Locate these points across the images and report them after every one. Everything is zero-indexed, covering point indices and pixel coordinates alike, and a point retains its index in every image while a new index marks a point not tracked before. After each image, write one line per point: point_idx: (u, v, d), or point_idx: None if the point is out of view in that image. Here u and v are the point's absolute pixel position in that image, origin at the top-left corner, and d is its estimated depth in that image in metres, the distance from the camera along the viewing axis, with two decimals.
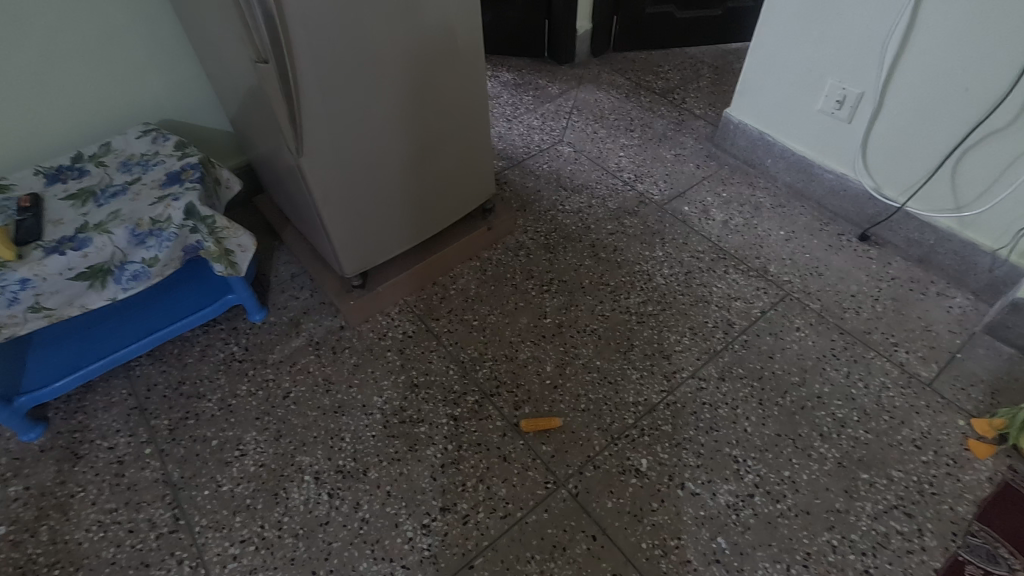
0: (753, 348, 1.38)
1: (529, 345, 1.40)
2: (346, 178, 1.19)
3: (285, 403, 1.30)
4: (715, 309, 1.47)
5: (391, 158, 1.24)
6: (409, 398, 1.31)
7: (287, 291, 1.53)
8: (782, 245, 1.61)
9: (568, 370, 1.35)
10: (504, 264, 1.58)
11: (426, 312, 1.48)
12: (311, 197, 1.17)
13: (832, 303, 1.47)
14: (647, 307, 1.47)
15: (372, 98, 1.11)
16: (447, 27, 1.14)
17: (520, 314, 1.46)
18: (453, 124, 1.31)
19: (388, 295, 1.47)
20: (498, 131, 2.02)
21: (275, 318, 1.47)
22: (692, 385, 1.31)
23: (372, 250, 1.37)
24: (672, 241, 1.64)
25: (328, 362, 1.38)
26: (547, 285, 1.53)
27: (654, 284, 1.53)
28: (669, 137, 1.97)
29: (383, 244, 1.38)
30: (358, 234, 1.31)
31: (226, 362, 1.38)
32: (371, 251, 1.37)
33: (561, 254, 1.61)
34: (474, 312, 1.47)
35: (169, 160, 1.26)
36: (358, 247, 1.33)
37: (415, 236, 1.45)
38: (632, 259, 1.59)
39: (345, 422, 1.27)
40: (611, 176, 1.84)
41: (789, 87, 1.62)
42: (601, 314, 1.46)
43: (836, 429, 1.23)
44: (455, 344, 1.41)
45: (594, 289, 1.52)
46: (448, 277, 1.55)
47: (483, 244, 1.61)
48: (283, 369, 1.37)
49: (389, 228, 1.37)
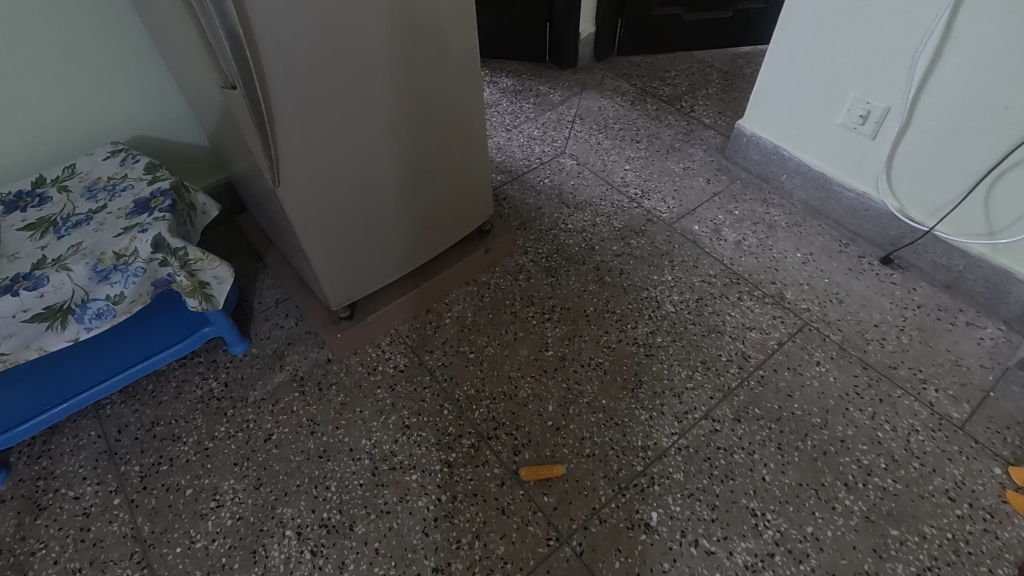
0: (770, 385, 1.29)
1: (529, 380, 1.30)
2: (331, 204, 1.09)
3: (266, 447, 1.21)
4: (729, 340, 1.37)
5: (381, 182, 1.14)
6: (400, 442, 1.21)
7: (271, 320, 1.43)
8: (799, 269, 1.51)
9: (571, 409, 1.25)
10: (503, 289, 1.48)
11: (419, 343, 1.38)
12: (292, 226, 1.07)
13: (854, 334, 1.37)
14: (656, 338, 1.37)
15: (360, 116, 1.01)
16: (440, 37, 1.03)
17: (520, 346, 1.36)
18: (450, 142, 1.21)
19: (378, 326, 1.37)
20: (496, 141, 1.91)
21: (258, 350, 1.37)
22: (705, 428, 1.22)
23: (361, 279, 1.27)
24: (682, 263, 1.54)
25: (313, 401, 1.28)
26: (549, 313, 1.43)
27: (663, 312, 1.43)
28: (677, 149, 1.87)
29: (373, 272, 1.28)
30: (346, 263, 1.21)
31: (204, 401, 1.28)
32: (361, 278, 1.27)
33: (564, 278, 1.51)
34: (471, 343, 1.37)
35: (137, 185, 1.16)
36: (345, 276, 1.23)
37: (407, 263, 1.35)
38: (639, 284, 1.49)
39: (331, 468, 1.18)
40: (616, 192, 1.73)
41: (808, 99, 1.52)
42: (606, 346, 1.36)
43: (861, 477, 1.14)
44: (450, 380, 1.31)
45: (600, 318, 1.42)
46: (442, 304, 1.45)
47: (479, 267, 1.50)
48: (265, 408, 1.27)
49: (380, 255, 1.27)
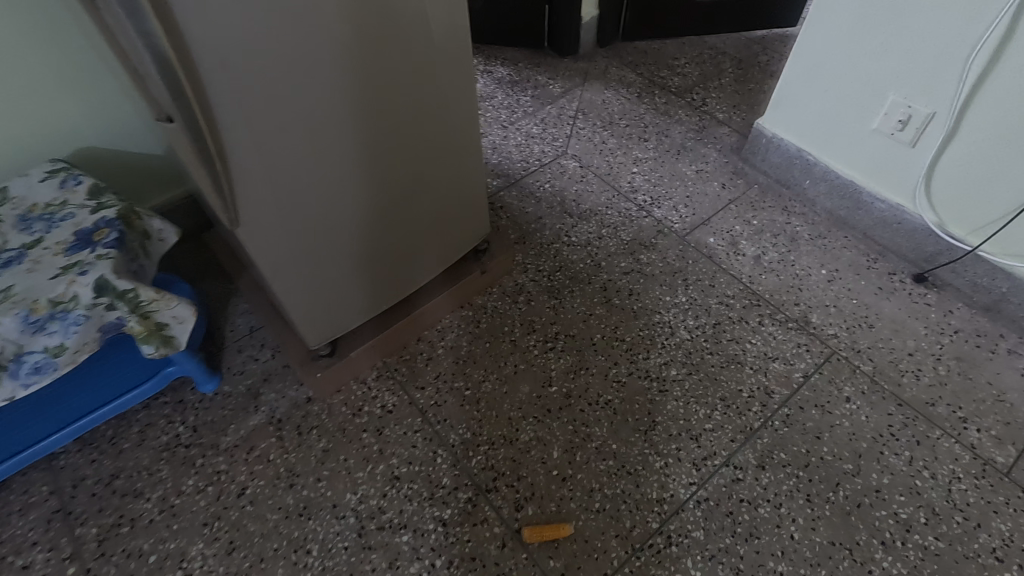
0: (797, 426, 1.17)
1: (531, 422, 1.18)
2: (300, 232, 0.93)
3: (240, 503, 1.09)
4: (750, 372, 1.25)
5: (359, 210, 0.99)
6: (388, 496, 1.09)
7: (244, 352, 1.29)
8: (824, 288, 1.38)
9: (578, 456, 1.13)
10: (502, 313, 1.35)
11: (409, 379, 1.25)
12: (257, 261, 0.92)
13: (886, 365, 1.25)
14: (670, 371, 1.25)
15: (330, 142, 0.85)
16: (426, 30, 0.84)
17: (520, 382, 1.23)
18: (439, 159, 1.05)
19: (362, 361, 1.23)
20: (492, 140, 1.75)
21: (230, 389, 1.24)
22: (726, 477, 1.11)
23: (343, 315, 1.14)
24: (696, 282, 1.40)
25: (292, 448, 1.16)
26: (552, 342, 1.29)
27: (677, 340, 1.30)
28: (689, 148, 1.71)
29: (356, 306, 1.15)
30: (323, 300, 1.07)
31: (170, 448, 1.15)
32: (341, 309, 1.13)
33: (568, 300, 1.37)
34: (466, 379, 1.24)
35: (79, 214, 1.01)
36: (324, 314, 1.10)
37: (394, 293, 1.21)
38: (650, 307, 1.36)
39: (313, 529, 1.06)
40: (624, 199, 1.59)
41: (839, 100, 1.36)
42: (616, 380, 1.23)
43: (900, 535, 1.04)
44: (443, 423, 1.18)
45: (607, 347, 1.29)
46: (434, 331, 1.32)
47: (475, 289, 1.37)
48: (238, 457, 1.14)
49: (363, 288, 1.13)
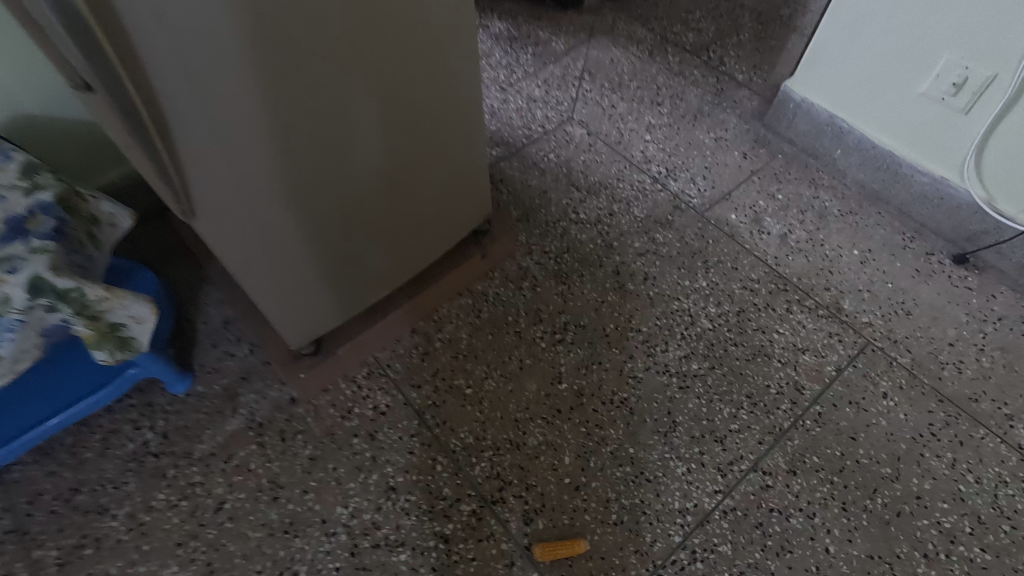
0: (829, 426, 1.07)
1: (539, 425, 1.07)
2: (269, 221, 0.79)
3: (218, 520, 0.98)
4: (778, 366, 1.14)
5: (342, 198, 0.85)
6: (382, 511, 0.99)
7: (219, 347, 1.16)
8: (857, 271, 1.26)
9: (593, 462, 1.03)
10: (505, 300, 1.22)
11: (404, 376, 1.13)
12: (217, 254, 0.78)
13: (925, 357, 1.15)
14: (691, 365, 1.14)
15: (302, 115, 0.70)
16: None
17: (527, 379, 1.12)
18: (435, 138, 0.91)
19: (351, 357, 1.11)
20: (489, 105, 1.58)
21: (204, 389, 1.11)
22: (754, 483, 1.01)
23: (327, 313, 1.02)
24: (717, 265, 1.28)
25: (275, 456, 1.04)
26: (561, 333, 1.18)
27: (698, 329, 1.18)
28: (706, 113, 1.56)
29: (342, 303, 1.03)
30: (305, 298, 0.95)
31: (137, 458, 1.03)
32: (323, 305, 0.99)
33: (578, 285, 1.24)
34: (467, 375, 1.13)
35: (9, 194, 0.85)
36: (305, 314, 0.98)
37: (384, 288, 1.08)
38: (667, 293, 1.24)
39: (300, 548, 0.96)
40: (636, 171, 1.44)
41: (883, 61, 1.21)
42: (633, 376, 1.12)
43: (943, 546, 0.95)
44: (442, 426, 1.07)
45: (622, 338, 1.17)
46: (431, 322, 1.19)
47: (475, 274, 1.23)
48: (215, 468, 1.03)
49: (349, 285, 1.00)
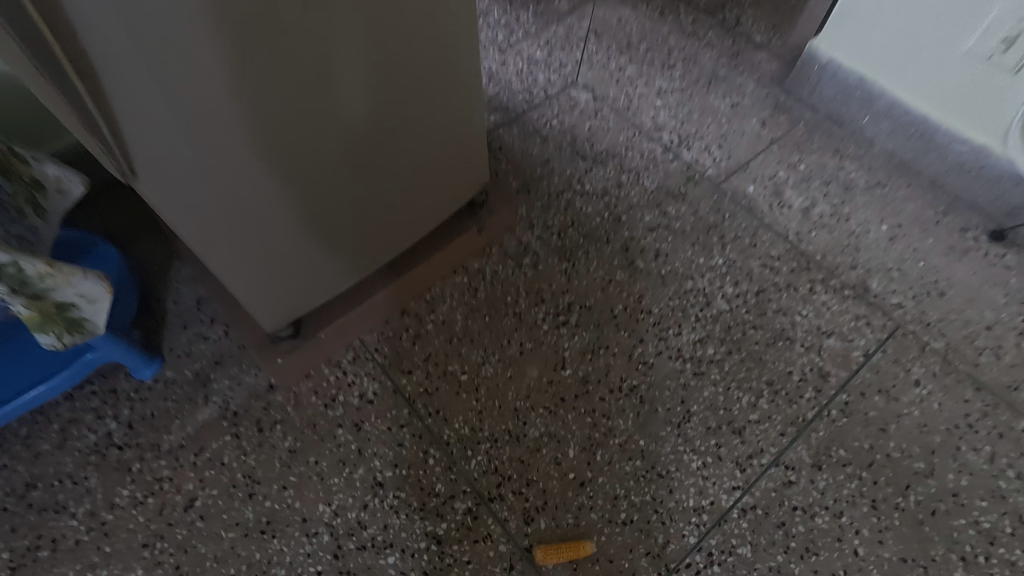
0: (857, 416, 0.98)
1: (541, 414, 0.98)
2: (229, 181, 0.68)
3: (188, 519, 0.89)
4: (800, 351, 1.05)
5: (317, 159, 0.74)
6: (369, 509, 0.91)
7: (191, 329, 1.06)
8: (886, 248, 1.16)
9: (599, 455, 0.95)
10: (504, 279, 1.12)
11: (393, 361, 1.04)
12: (166, 216, 0.68)
13: (961, 341, 1.05)
14: (707, 350, 1.05)
15: (265, 54, 0.59)
16: None
17: (527, 365, 1.03)
18: (424, 94, 0.80)
19: (335, 339, 1.01)
20: (487, 67, 1.46)
21: (174, 375, 1.01)
22: (775, 479, 0.93)
23: (304, 292, 0.92)
24: (735, 242, 1.18)
25: (251, 448, 0.95)
26: (564, 315, 1.08)
27: (713, 312, 1.09)
28: (722, 77, 1.44)
29: (321, 280, 0.92)
30: (277, 274, 0.85)
31: (99, 451, 0.94)
32: (298, 281, 0.89)
33: (582, 263, 1.15)
34: (463, 361, 1.04)
35: None
36: (278, 292, 0.88)
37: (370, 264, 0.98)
38: (680, 272, 1.14)
39: (278, 550, 0.87)
40: (646, 139, 1.33)
41: (920, 17, 1.10)
42: (642, 362, 1.03)
43: (982, 548, 0.87)
44: (435, 416, 0.99)
45: (631, 321, 1.08)
46: (423, 302, 1.09)
47: (470, 250, 1.13)
48: (185, 462, 0.93)
49: (328, 260, 0.90)
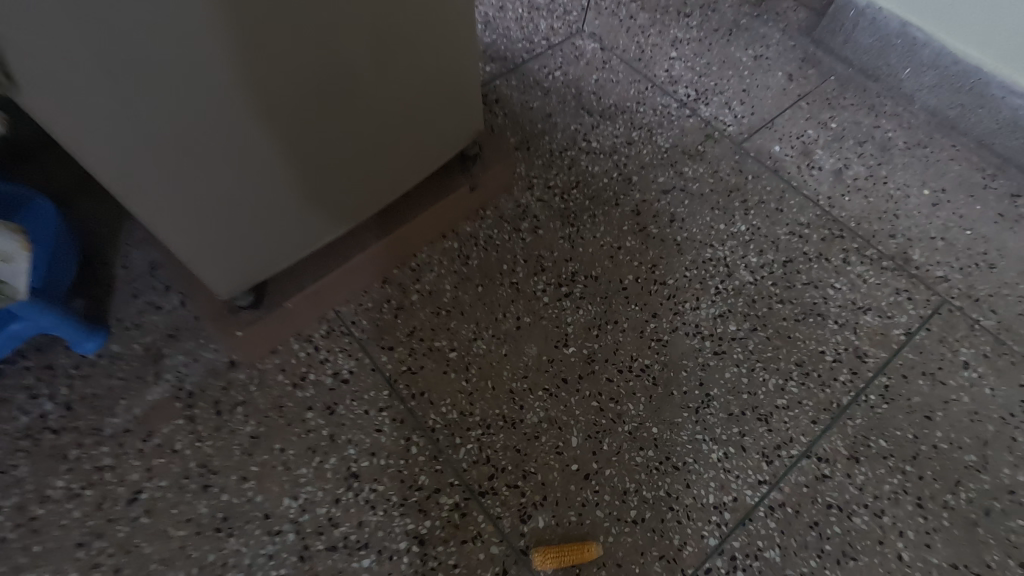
0: (899, 402, 0.86)
1: (540, 398, 0.86)
2: (156, 105, 0.54)
3: (132, 514, 0.77)
4: (834, 328, 0.93)
5: (273, 86, 0.60)
6: (341, 504, 0.79)
7: (142, 298, 0.93)
8: (928, 214, 1.04)
9: (606, 444, 0.83)
10: (499, 245, 1.00)
11: (372, 336, 0.91)
12: (74, 144, 0.53)
13: (1014, 319, 0.93)
14: (728, 327, 0.93)
15: None
16: None
17: (525, 341, 0.91)
18: (408, 11, 0.65)
19: (308, 309, 0.89)
20: (482, 13, 1.31)
21: (121, 350, 0.88)
22: (806, 473, 0.81)
23: (259, 252, 0.77)
24: (759, 206, 1.05)
25: (207, 434, 0.83)
26: (568, 286, 0.96)
27: (736, 283, 0.97)
28: (744, 26, 1.29)
29: (280, 241, 0.78)
30: (223, 228, 0.70)
31: (31, 435, 0.82)
32: (256, 241, 0.75)
33: (588, 228, 1.02)
34: (451, 336, 0.91)
35: None
36: (226, 251, 0.73)
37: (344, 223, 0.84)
38: (698, 239, 1.01)
39: (235, 551, 0.76)
40: (660, 93, 1.19)
41: None
42: (655, 339, 0.91)
43: None
44: (419, 397, 0.86)
45: (643, 294, 0.96)
46: (407, 270, 0.97)
47: (461, 212, 1.00)
48: (130, 448, 0.81)
49: (289, 216, 0.75)
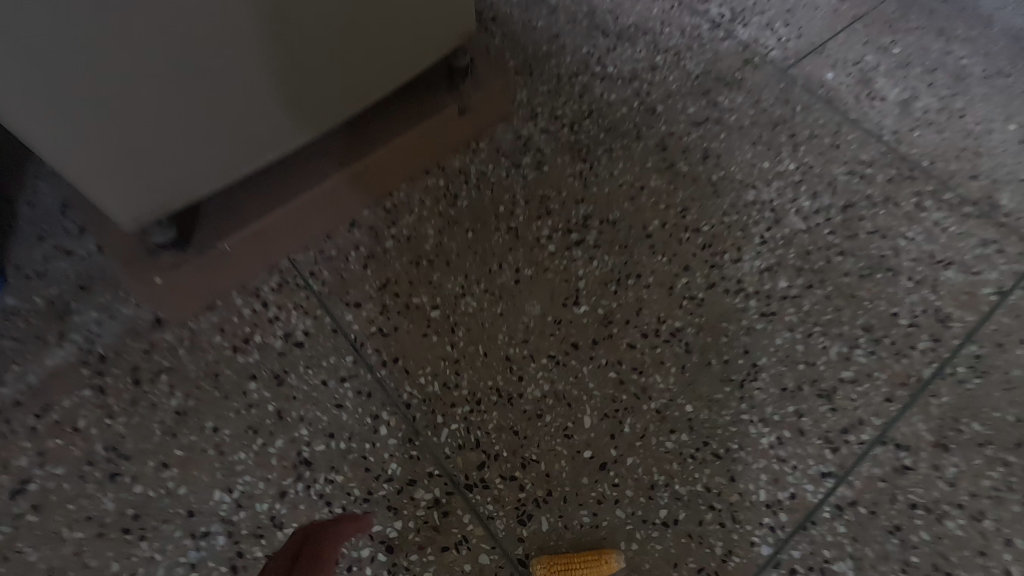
0: (995, 377, 0.69)
1: (544, 367, 0.69)
2: None
3: (15, 511, 0.60)
4: (909, 286, 0.75)
5: None
6: (288, 500, 0.61)
7: (48, 241, 0.74)
8: (1016, 153, 0.85)
9: (627, 426, 0.66)
10: (495, 184, 0.81)
11: (335, 290, 0.73)
12: None
13: None
14: (778, 283, 0.75)
15: None
16: None
17: (525, 298, 0.73)
18: None
19: (254, 256, 0.71)
20: None
21: (17, 304, 0.70)
22: (882, 464, 0.64)
23: (149, 155, 0.54)
24: (811, 142, 0.86)
25: (120, 409, 0.65)
26: (578, 233, 0.78)
27: (785, 232, 0.79)
28: None
29: (182, 147, 0.55)
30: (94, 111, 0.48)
31: None
32: (161, 147, 0.54)
33: (604, 164, 0.84)
34: (434, 291, 0.73)
35: None
36: (90, 139, 0.50)
37: (286, 144, 0.62)
38: (737, 179, 0.83)
39: (148, 559, 0.58)
40: (689, 12, 0.99)
41: None
42: (688, 298, 0.74)
43: None
44: (391, 366, 0.69)
45: (671, 242, 0.78)
46: (381, 212, 0.78)
47: (449, 142, 0.81)
48: (20, 426, 0.64)
49: (193, 107, 0.53)
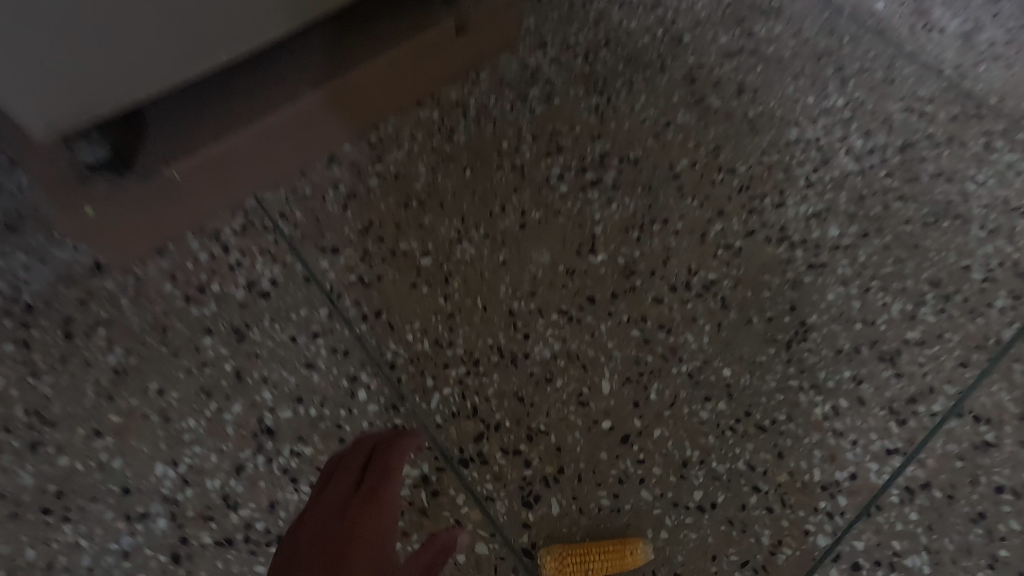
0: None
1: (554, 324, 0.58)
2: None
3: None
4: (981, 236, 0.64)
5: None
6: (246, 476, 0.51)
7: None
8: None
9: (653, 392, 0.55)
10: (497, 117, 0.70)
11: (308, 234, 0.62)
12: None
13: None
14: (828, 231, 0.64)
15: None
16: None
17: (532, 245, 0.62)
18: None
19: (209, 188, 0.59)
20: None
21: None
22: (959, 440, 0.54)
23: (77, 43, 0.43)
24: (861, 76, 0.75)
25: (47, 367, 0.54)
26: (594, 173, 0.67)
27: (835, 174, 0.68)
28: None
29: (96, 25, 0.42)
30: None
31: None
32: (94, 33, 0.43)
33: (624, 98, 0.72)
34: (425, 236, 0.62)
35: None
36: None
37: (239, 42, 0.51)
38: (778, 116, 0.72)
39: (72, 545, 0.48)
40: None
41: None
42: (723, 247, 0.63)
43: None
44: (373, 321, 0.58)
45: (702, 184, 0.67)
46: (365, 146, 0.67)
47: (447, 69, 0.70)
48: None
49: None
